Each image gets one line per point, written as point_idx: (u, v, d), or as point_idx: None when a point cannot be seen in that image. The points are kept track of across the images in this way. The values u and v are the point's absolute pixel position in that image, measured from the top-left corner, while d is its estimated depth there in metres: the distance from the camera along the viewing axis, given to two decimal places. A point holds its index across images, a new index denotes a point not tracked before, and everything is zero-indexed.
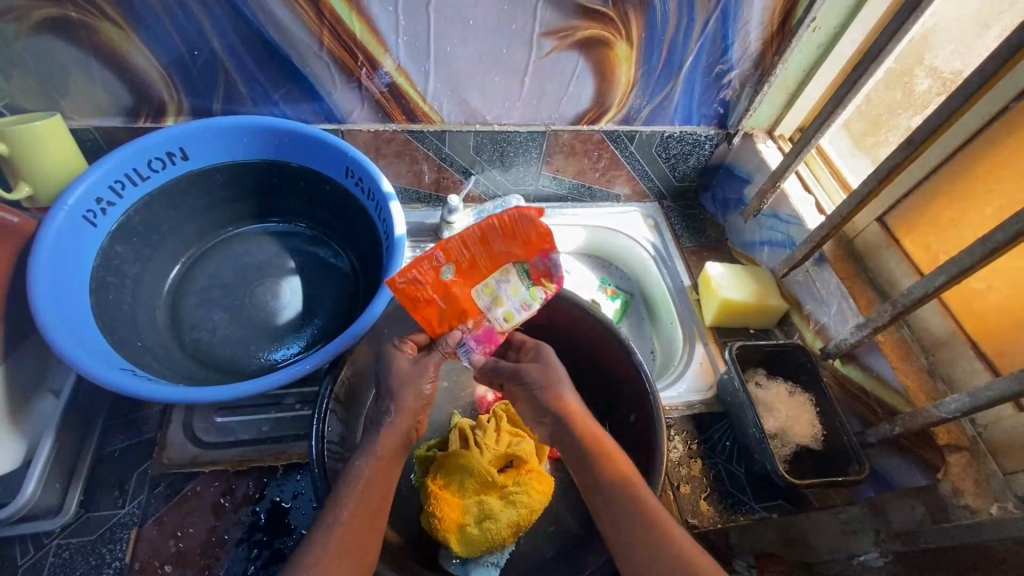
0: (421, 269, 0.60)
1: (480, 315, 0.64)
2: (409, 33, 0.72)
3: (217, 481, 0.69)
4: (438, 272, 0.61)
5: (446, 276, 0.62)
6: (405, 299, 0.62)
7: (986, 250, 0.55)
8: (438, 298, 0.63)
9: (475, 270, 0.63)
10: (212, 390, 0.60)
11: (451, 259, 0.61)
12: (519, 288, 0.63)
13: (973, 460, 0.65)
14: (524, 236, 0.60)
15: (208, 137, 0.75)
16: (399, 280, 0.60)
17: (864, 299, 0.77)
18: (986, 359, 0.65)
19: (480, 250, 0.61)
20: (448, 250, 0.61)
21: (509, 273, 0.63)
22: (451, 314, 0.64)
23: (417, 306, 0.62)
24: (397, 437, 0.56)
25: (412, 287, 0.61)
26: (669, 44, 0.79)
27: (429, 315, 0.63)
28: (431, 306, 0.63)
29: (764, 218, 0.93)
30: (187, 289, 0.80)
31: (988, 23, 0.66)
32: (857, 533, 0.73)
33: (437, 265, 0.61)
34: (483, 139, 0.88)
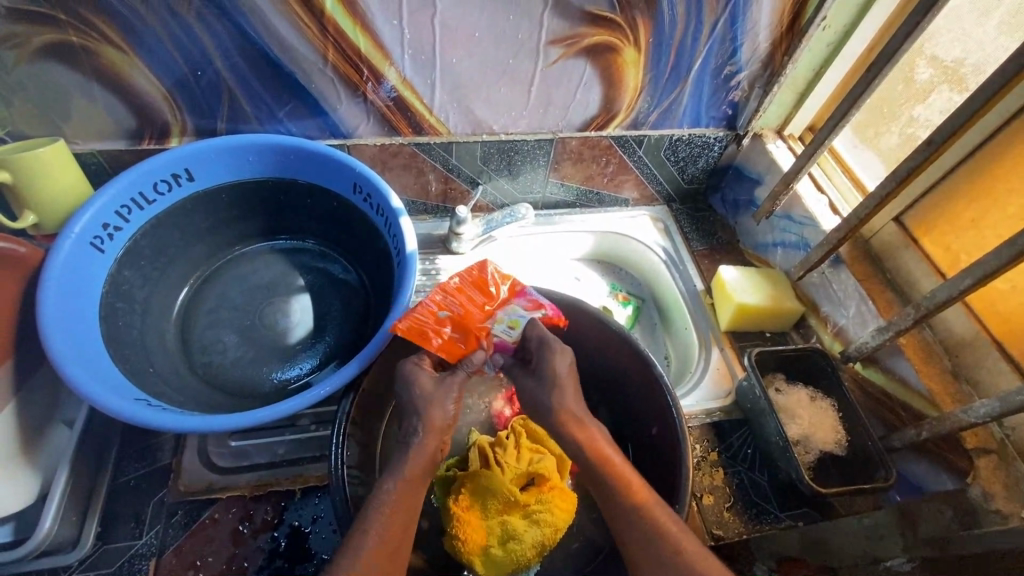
0: (420, 311, 0.64)
1: (490, 333, 0.65)
2: (414, 45, 0.70)
3: (234, 507, 0.68)
4: (437, 315, 0.65)
5: (448, 316, 0.65)
6: (416, 336, 0.62)
7: (1012, 253, 0.54)
8: (446, 330, 0.64)
9: (473, 315, 0.66)
10: (231, 418, 0.60)
11: (446, 306, 0.66)
12: (516, 306, 0.67)
13: (1001, 462, 0.64)
14: (501, 278, 0.69)
15: (211, 157, 0.74)
16: (405, 322, 0.62)
17: (884, 301, 0.76)
18: (1012, 360, 0.64)
19: (470, 298, 0.67)
20: (441, 298, 0.66)
21: (506, 309, 0.67)
22: (462, 343, 0.64)
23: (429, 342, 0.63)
24: (423, 459, 0.55)
25: (417, 327, 0.63)
26: (677, 47, 0.77)
27: (441, 344, 0.63)
28: (443, 338, 0.64)
29: (777, 219, 0.92)
30: (196, 312, 0.79)
31: (990, 11, 0.65)
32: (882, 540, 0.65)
33: (435, 308, 0.65)
34: (490, 148, 0.87)
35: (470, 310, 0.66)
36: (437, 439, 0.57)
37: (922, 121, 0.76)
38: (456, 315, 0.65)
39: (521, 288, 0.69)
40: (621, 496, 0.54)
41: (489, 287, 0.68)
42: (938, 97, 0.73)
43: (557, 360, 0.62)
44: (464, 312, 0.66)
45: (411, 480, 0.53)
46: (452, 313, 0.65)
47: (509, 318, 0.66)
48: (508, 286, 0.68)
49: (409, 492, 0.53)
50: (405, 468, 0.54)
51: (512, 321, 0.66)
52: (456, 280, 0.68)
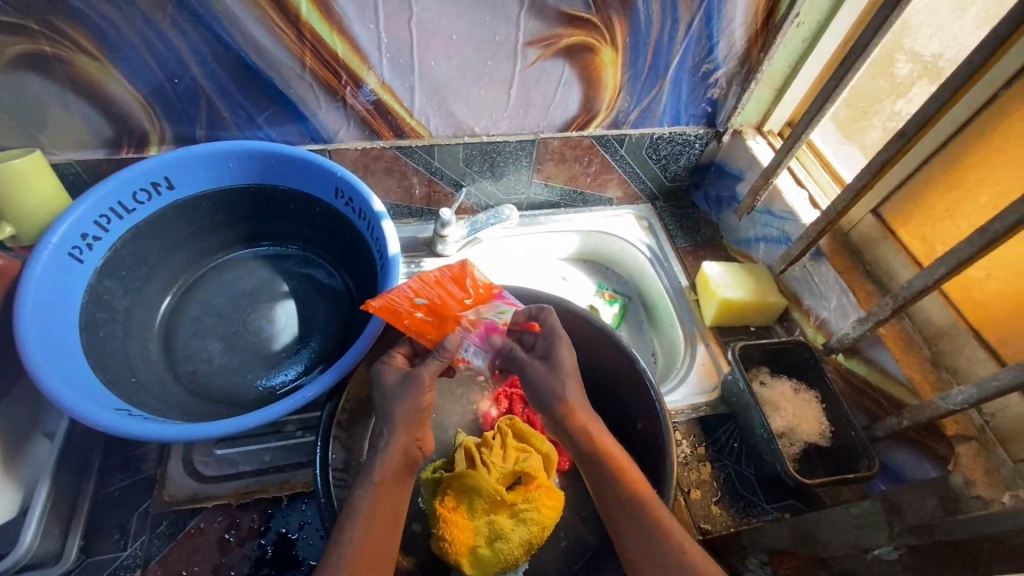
0: (396, 294, 0.64)
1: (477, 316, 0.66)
2: (392, 49, 0.70)
3: (220, 516, 0.67)
4: (413, 300, 0.64)
5: (424, 302, 0.65)
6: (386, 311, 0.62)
7: (984, 240, 0.55)
8: (425, 315, 0.64)
9: (452, 302, 0.66)
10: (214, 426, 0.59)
11: (423, 294, 0.66)
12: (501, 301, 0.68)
13: (981, 449, 0.65)
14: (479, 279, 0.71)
15: (192, 164, 0.74)
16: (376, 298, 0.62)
17: (864, 292, 0.77)
18: (989, 347, 0.65)
19: (448, 289, 0.67)
20: (418, 286, 0.67)
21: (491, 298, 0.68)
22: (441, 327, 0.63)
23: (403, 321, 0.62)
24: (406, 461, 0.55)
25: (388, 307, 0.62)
26: (654, 46, 0.78)
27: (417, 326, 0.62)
28: (419, 319, 0.63)
29: (758, 214, 0.93)
30: (180, 321, 0.78)
31: (965, 5, 0.66)
32: (868, 527, 0.67)
33: (412, 294, 0.65)
34: (473, 150, 0.87)
35: (450, 299, 0.66)
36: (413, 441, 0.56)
37: (904, 115, 0.76)
38: (434, 303, 0.65)
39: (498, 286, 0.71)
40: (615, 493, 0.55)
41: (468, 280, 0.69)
42: (919, 91, 0.74)
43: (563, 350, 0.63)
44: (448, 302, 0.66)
45: (393, 483, 0.53)
46: (428, 299, 0.65)
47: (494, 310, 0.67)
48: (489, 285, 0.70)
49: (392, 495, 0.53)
50: (387, 471, 0.54)
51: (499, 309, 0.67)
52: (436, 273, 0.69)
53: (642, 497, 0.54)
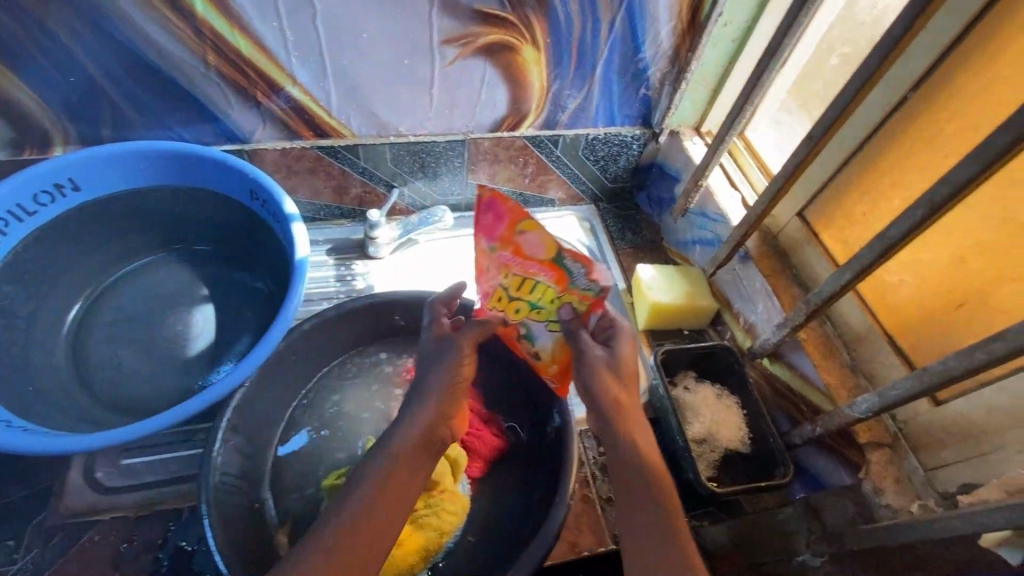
0: (490, 213, 0.59)
1: (560, 278, 0.58)
2: (300, 47, 0.68)
3: (117, 528, 0.65)
4: (513, 224, 0.57)
5: (516, 239, 0.58)
6: (512, 206, 0.57)
7: (883, 246, 0.54)
8: (507, 248, 0.59)
9: (536, 257, 0.58)
10: (111, 433, 0.58)
11: (523, 236, 0.57)
12: (530, 328, 0.65)
13: (893, 456, 0.65)
14: (577, 257, 0.55)
15: (97, 165, 0.72)
16: (485, 205, 0.58)
17: (788, 296, 0.76)
18: (901, 353, 0.64)
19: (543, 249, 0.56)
20: (513, 227, 0.57)
21: (574, 275, 0.57)
22: (542, 256, 0.57)
23: (534, 230, 0.56)
24: (421, 449, 0.53)
25: (517, 218, 0.57)
26: (578, 45, 0.76)
27: (541, 238, 0.56)
28: (501, 243, 0.59)
29: (693, 216, 0.92)
30: (91, 326, 0.76)
31: None
32: (794, 532, 0.67)
33: (505, 228, 0.58)
34: (400, 150, 0.85)
35: (540, 254, 0.57)
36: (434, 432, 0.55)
37: None
38: (520, 250, 0.58)
39: (590, 266, 0.55)
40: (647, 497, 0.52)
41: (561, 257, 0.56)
42: None
43: (620, 339, 0.60)
44: (526, 278, 0.60)
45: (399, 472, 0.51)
46: (520, 241, 0.57)
47: (536, 307, 0.62)
48: (512, 325, 0.65)
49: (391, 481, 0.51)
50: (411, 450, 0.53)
51: (547, 313, 0.62)
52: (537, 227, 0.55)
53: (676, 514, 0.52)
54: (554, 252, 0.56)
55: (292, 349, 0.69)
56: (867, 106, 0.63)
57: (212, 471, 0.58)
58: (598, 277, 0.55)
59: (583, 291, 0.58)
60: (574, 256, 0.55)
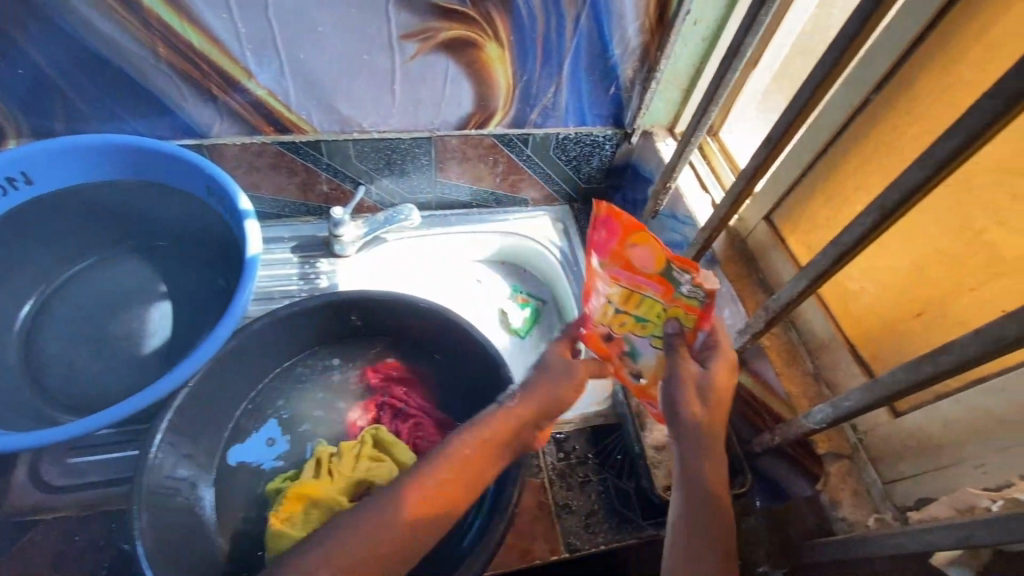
0: (599, 235, 0.60)
1: (671, 289, 0.57)
2: (254, 41, 0.67)
3: (60, 527, 0.64)
4: (620, 239, 0.58)
5: (621, 254, 0.59)
6: (624, 220, 0.56)
7: (837, 253, 0.52)
8: (614, 264, 0.60)
9: (640, 271, 0.58)
10: (53, 431, 0.57)
11: (633, 250, 0.58)
12: (633, 342, 0.66)
13: (852, 468, 0.63)
14: (685, 264, 0.54)
15: (51, 159, 0.71)
16: (600, 221, 0.58)
17: (753, 301, 0.74)
18: (863, 363, 0.63)
19: (653, 260, 0.56)
20: (626, 244, 0.58)
21: (690, 288, 0.56)
22: (651, 270, 0.58)
23: (644, 243, 0.56)
24: (500, 449, 0.58)
25: (630, 230, 0.56)
26: (543, 42, 0.75)
27: (652, 251, 0.56)
28: (610, 261, 0.60)
29: (664, 218, 0.90)
30: (42, 321, 0.75)
31: None
32: (755, 543, 0.68)
33: (612, 245, 0.59)
34: (364, 147, 0.84)
35: (646, 268, 0.58)
36: (524, 432, 0.60)
37: None
38: (627, 265, 0.59)
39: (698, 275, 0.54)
40: (707, 499, 0.53)
41: (670, 267, 0.55)
42: None
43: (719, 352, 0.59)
44: (634, 291, 0.60)
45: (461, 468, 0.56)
46: (626, 258, 0.58)
47: (642, 321, 0.63)
48: (616, 340, 0.67)
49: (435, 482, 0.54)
50: (491, 445, 0.57)
51: (652, 327, 0.62)
52: (650, 241, 0.55)
53: (725, 518, 0.53)
54: (663, 265, 0.56)
55: (243, 348, 0.68)
56: (830, 108, 0.62)
57: (151, 473, 0.58)
58: (703, 284, 0.54)
59: (691, 303, 0.57)
60: (684, 265, 0.54)
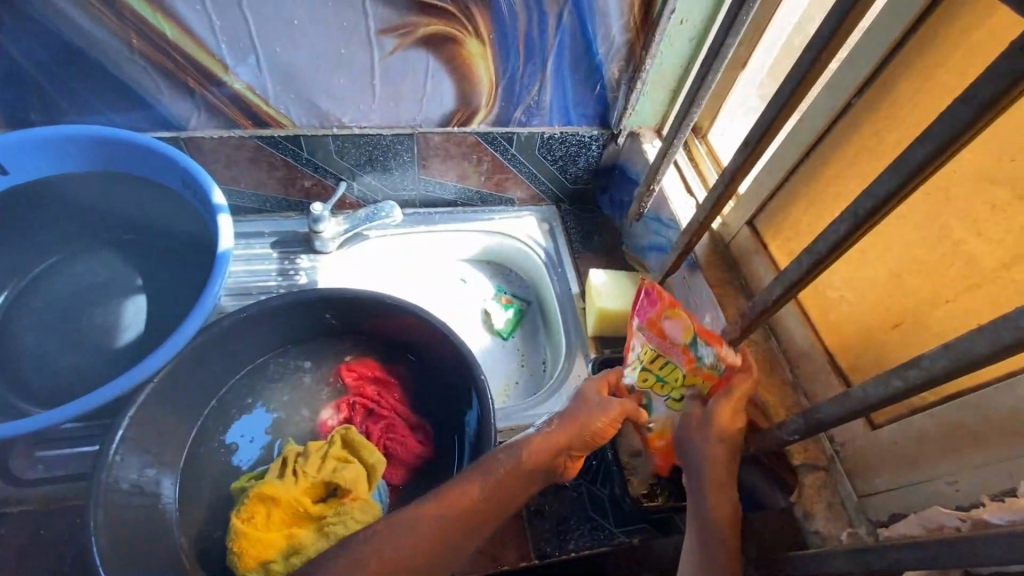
0: (639, 304, 0.60)
1: (694, 358, 0.58)
2: (229, 33, 0.66)
3: (25, 522, 0.64)
4: (653, 313, 0.59)
5: (650, 324, 0.59)
6: (666, 295, 0.57)
7: (811, 261, 0.51)
8: (643, 332, 0.60)
9: (666, 342, 0.59)
10: (11, 425, 0.57)
11: (662, 323, 0.58)
12: (650, 396, 0.65)
13: (827, 480, 0.62)
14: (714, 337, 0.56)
15: (24, 151, 0.70)
16: (640, 291, 0.59)
17: (733, 308, 0.73)
18: (841, 373, 0.61)
19: (680, 332, 0.57)
20: (656, 316, 0.58)
21: (714, 358, 0.57)
22: (681, 341, 0.58)
23: (679, 317, 0.57)
24: (534, 472, 0.55)
25: (666, 304, 0.58)
26: (525, 40, 0.74)
27: (684, 324, 0.57)
28: (640, 330, 0.60)
29: (649, 221, 0.89)
30: (15, 313, 0.74)
31: None
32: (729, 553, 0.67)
33: (645, 314, 0.59)
34: (344, 143, 0.83)
35: (673, 340, 0.58)
36: (557, 458, 0.57)
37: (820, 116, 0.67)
38: (655, 334, 0.59)
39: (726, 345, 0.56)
40: (710, 517, 0.54)
41: (700, 337, 0.57)
42: None
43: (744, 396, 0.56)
44: (658, 356, 0.60)
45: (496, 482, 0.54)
46: (654, 327, 0.59)
47: (661, 381, 0.62)
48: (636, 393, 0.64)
49: (461, 495, 0.53)
50: (529, 462, 0.55)
51: (671, 389, 0.61)
52: (684, 312, 0.57)
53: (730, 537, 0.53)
54: (692, 337, 0.57)
55: (213, 345, 0.67)
56: (812, 111, 0.60)
57: (108, 471, 0.57)
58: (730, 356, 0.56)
59: (712, 372, 0.58)
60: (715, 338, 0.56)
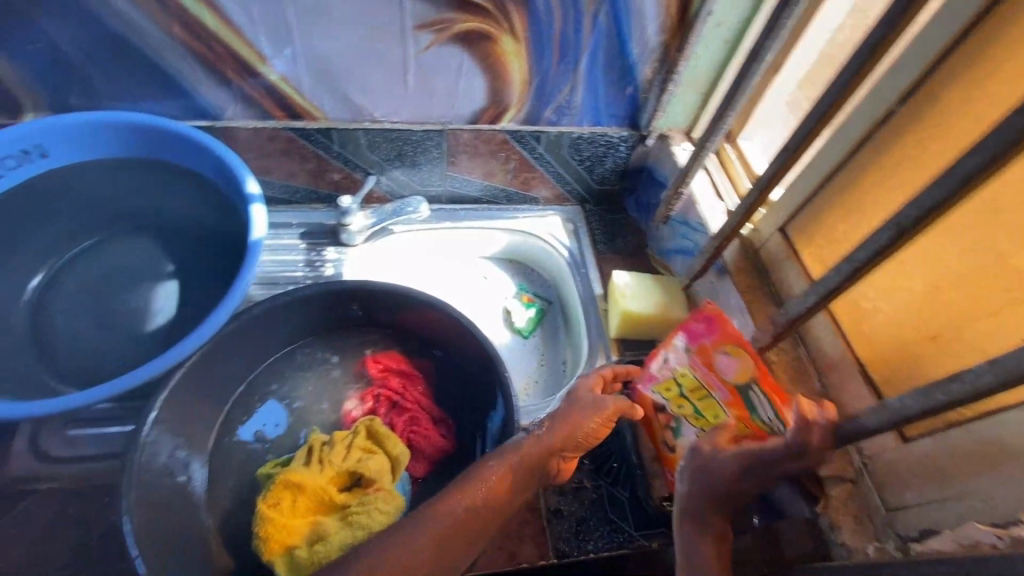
0: (698, 328, 0.61)
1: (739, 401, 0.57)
2: (268, 25, 0.67)
3: (55, 498, 0.65)
4: (714, 342, 0.59)
5: (706, 354, 0.60)
6: (729, 329, 0.57)
7: (849, 269, 0.50)
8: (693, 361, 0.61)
9: (717, 376, 0.59)
10: (49, 401, 0.58)
11: (721, 356, 0.58)
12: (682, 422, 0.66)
13: (855, 492, 0.61)
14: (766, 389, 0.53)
15: (66, 134, 0.72)
16: (703, 315, 0.60)
17: (762, 315, 0.72)
18: (872, 385, 0.60)
19: (733, 373, 0.56)
20: (715, 349, 0.58)
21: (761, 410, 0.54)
22: (729, 379, 0.57)
23: (737, 355, 0.56)
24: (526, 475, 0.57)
25: (731, 339, 0.57)
26: (560, 39, 0.74)
27: (739, 365, 0.56)
28: (693, 356, 0.61)
29: (675, 224, 0.88)
30: (51, 294, 0.76)
31: None
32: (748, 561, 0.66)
33: (704, 341, 0.60)
34: (375, 137, 0.83)
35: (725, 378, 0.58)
36: (549, 461, 0.59)
37: None
38: (707, 364, 0.59)
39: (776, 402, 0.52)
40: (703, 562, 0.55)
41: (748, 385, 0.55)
42: None
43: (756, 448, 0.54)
44: (705, 386, 0.61)
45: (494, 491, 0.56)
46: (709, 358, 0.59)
47: (698, 414, 0.63)
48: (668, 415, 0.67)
49: (462, 511, 0.54)
50: (523, 470, 0.57)
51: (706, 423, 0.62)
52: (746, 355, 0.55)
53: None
54: (745, 381, 0.55)
55: (242, 333, 0.68)
56: (851, 117, 0.60)
57: (140, 451, 0.58)
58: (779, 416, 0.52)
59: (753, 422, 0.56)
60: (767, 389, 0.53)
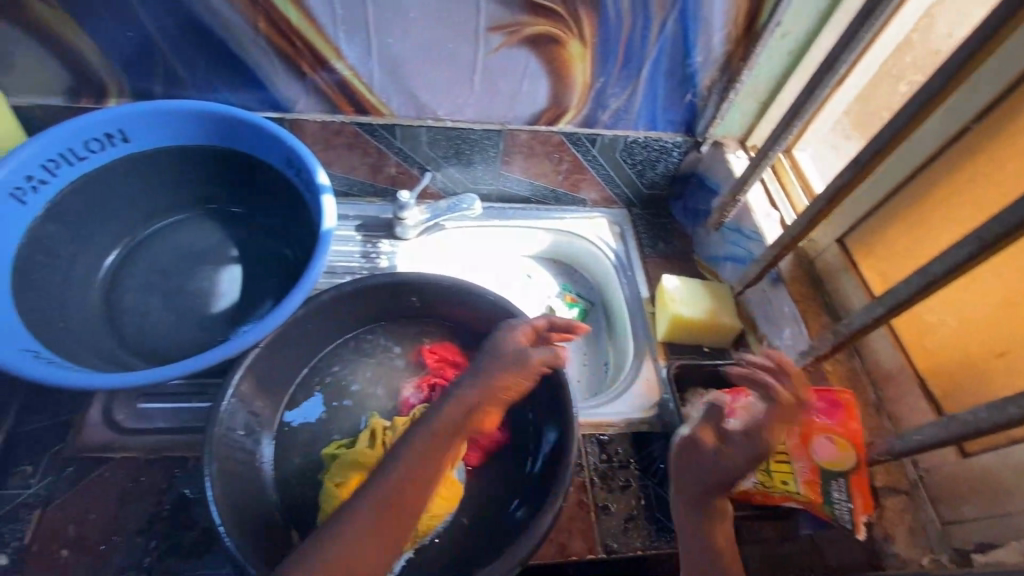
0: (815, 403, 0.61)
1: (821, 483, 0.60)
2: (348, 22, 0.69)
3: (127, 467, 0.68)
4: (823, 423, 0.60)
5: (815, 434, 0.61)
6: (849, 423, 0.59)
7: (922, 282, 0.51)
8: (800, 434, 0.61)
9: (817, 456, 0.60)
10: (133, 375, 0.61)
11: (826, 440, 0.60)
12: None
13: (909, 503, 0.61)
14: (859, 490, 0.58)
15: (148, 121, 0.75)
16: (831, 397, 0.61)
17: (816, 324, 0.73)
18: (932, 398, 0.60)
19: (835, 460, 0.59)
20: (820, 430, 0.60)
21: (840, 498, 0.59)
22: (820, 460, 0.60)
23: (844, 450, 0.59)
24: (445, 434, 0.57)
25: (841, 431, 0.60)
26: (626, 45, 0.75)
27: (841, 457, 0.59)
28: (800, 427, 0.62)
29: (727, 232, 0.89)
30: (125, 272, 0.79)
31: None
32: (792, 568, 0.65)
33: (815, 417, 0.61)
34: (437, 134, 0.86)
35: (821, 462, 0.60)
36: (470, 423, 0.59)
37: None
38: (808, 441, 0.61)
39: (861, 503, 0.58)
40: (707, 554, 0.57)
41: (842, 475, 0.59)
42: None
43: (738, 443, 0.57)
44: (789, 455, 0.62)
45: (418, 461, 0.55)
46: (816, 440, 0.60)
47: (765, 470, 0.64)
48: None
49: (399, 486, 0.53)
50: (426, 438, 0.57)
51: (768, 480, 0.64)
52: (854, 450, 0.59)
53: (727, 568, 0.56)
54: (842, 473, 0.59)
55: (309, 318, 0.70)
56: (922, 133, 0.60)
57: (218, 426, 0.60)
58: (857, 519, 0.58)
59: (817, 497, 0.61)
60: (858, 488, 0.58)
